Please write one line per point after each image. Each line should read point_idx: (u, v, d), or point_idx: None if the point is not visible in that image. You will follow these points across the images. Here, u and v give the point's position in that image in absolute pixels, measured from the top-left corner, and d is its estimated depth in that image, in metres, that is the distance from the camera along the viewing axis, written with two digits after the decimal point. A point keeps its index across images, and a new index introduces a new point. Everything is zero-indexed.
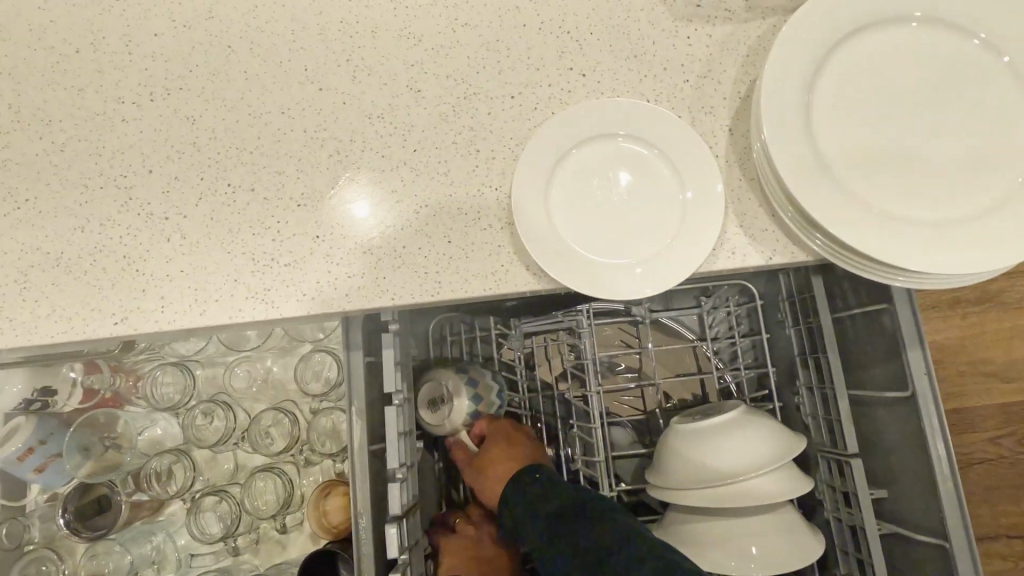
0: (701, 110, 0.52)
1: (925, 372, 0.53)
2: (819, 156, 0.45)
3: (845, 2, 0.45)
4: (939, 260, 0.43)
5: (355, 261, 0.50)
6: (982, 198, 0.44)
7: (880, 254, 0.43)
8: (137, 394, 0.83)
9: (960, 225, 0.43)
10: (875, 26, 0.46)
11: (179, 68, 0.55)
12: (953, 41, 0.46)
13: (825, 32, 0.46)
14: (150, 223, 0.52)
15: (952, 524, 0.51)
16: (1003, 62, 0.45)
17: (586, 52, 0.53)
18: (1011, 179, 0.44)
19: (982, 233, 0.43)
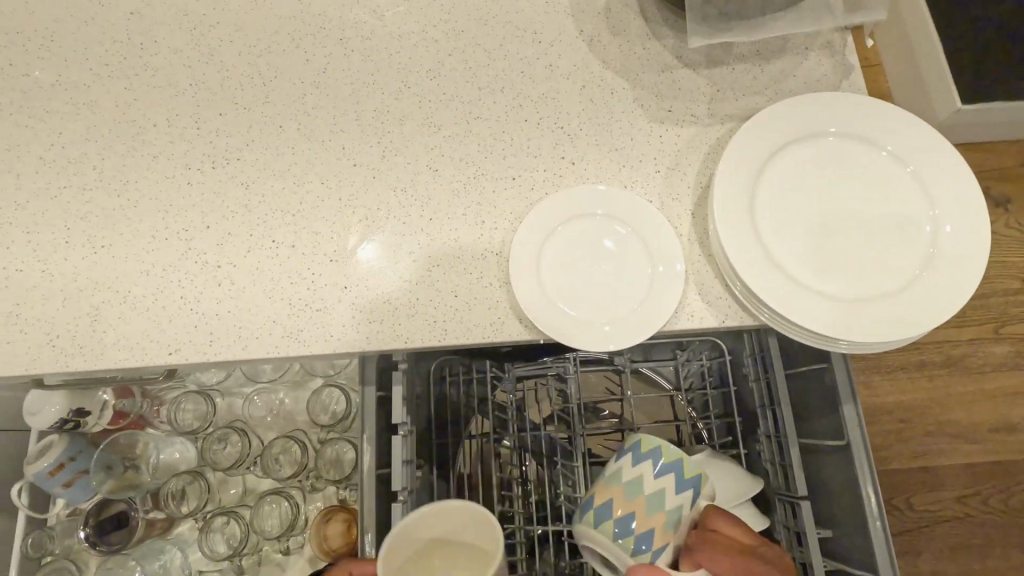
0: (669, 196, 0.63)
1: (857, 424, 0.62)
2: (762, 238, 0.56)
3: (780, 120, 0.58)
4: (860, 329, 0.52)
5: (377, 309, 0.60)
6: (892, 279, 0.54)
7: (811, 321, 0.53)
8: (160, 419, 0.92)
9: (874, 300, 0.53)
10: (806, 138, 0.58)
11: (238, 142, 0.66)
12: (869, 153, 0.57)
13: (766, 142, 0.58)
14: (205, 270, 0.61)
15: (881, 558, 0.59)
16: (906, 171, 0.57)
17: (576, 145, 0.65)
18: (918, 263, 0.54)
19: (891, 308, 0.53)
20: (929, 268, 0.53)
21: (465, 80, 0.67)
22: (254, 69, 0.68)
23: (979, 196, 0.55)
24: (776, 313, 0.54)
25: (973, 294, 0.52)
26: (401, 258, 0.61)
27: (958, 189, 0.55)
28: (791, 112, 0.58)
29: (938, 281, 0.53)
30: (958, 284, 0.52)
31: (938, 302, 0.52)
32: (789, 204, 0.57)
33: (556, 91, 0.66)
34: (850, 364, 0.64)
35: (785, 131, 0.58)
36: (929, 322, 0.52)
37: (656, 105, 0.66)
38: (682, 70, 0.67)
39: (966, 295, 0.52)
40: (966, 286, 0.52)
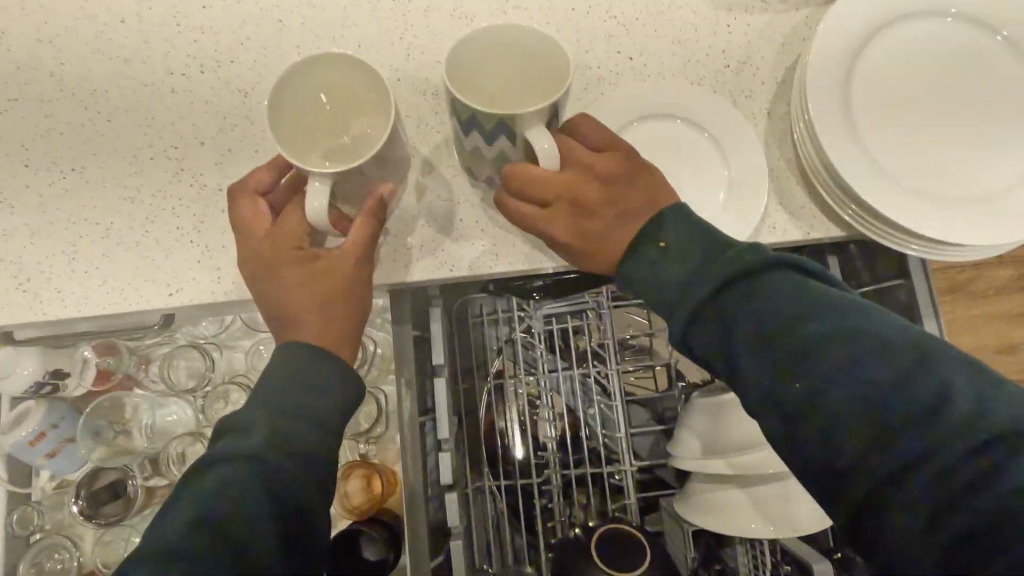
0: (741, 95, 0.55)
1: (937, 340, 0.59)
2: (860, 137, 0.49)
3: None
4: (967, 232, 0.46)
5: (417, 236, 0.52)
6: (1005, 179, 0.48)
7: (912, 224, 0.47)
8: (151, 378, 0.82)
9: (988, 203, 0.47)
10: (905, 19, 0.51)
11: (229, 39, 0.54)
12: (980, 39, 0.50)
13: (860, 24, 0.50)
14: (204, 194, 0.51)
15: None
16: (1020, 56, 0.50)
17: (633, 38, 0.55)
18: None
19: (1006, 210, 0.47)
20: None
21: None
22: None
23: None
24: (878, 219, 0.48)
25: None
26: (439, 175, 0.53)
27: None
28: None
29: None
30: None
31: None
32: (888, 98, 0.50)
33: None
34: (931, 279, 0.59)
35: (884, 15, 0.50)
36: None
37: None
38: None
39: None
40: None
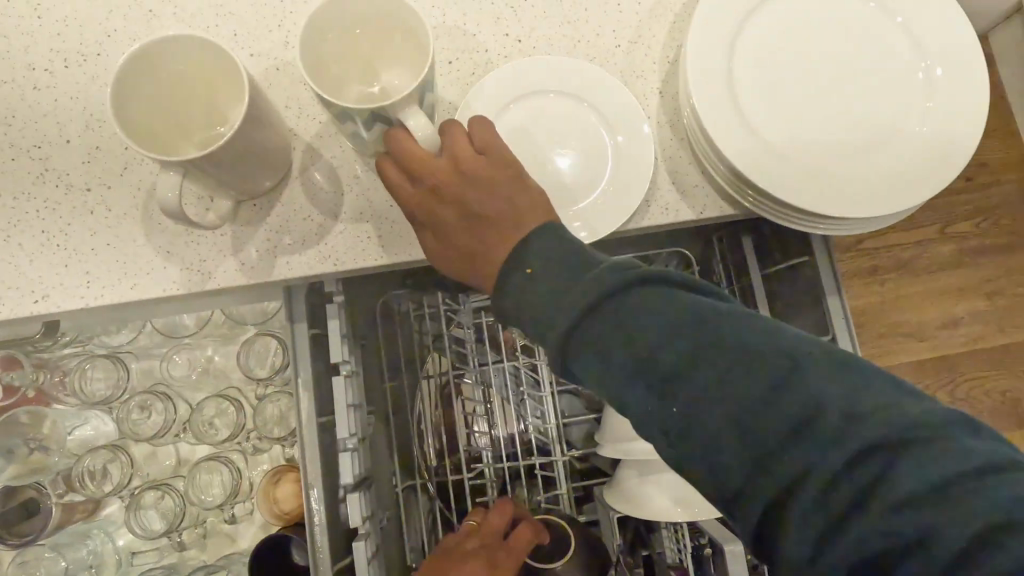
0: (633, 74, 0.54)
1: (841, 316, 0.58)
2: (745, 111, 0.48)
3: None
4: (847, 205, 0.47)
5: (299, 228, 0.49)
6: (890, 145, 0.48)
7: (794, 200, 0.47)
8: (64, 391, 0.77)
9: (872, 170, 0.47)
10: None
11: (96, 33, 0.51)
12: (856, 6, 0.50)
13: None
14: (71, 196, 0.49)
15: None
16: (897, 22, 0.50)
17: (522, 19, 0.54)
18: (910, 128, 0.48)
19: (890, 177, 0.47)
20: (928, 130, 0.48)
21: None
22: None
23: (978, 45, 0.49)
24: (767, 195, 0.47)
25: (965, 159, 0.47)
26: (323, 163, 0.50)
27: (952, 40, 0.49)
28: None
29: (927, 147, 0.48)
30: (959, 146, 0.47)
31: (926, 171, 0.47)
32: (772, 70, 0.49)
33: None
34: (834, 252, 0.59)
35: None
36: (917, 193, 0.47)
37: None
38: None
39: (957, 162, 0.47)
40: (965, 147, 0.47)
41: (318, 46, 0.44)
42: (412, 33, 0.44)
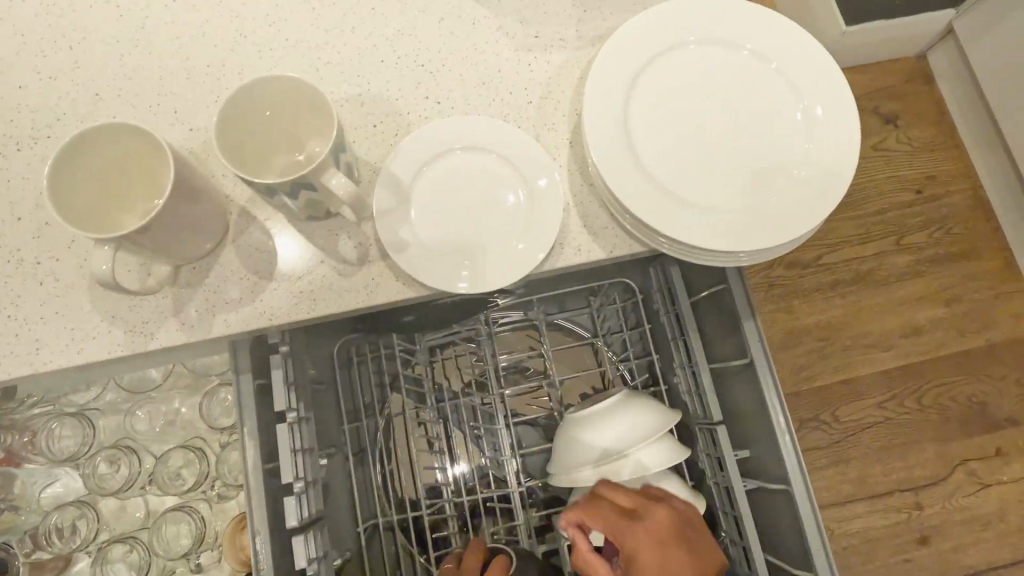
0: (545, 128, 0.58)
1: (758, 338, 0.62)
2: (641, 160, 0.53)
3: (634, 31, 0.54)
4: (747, 240, 0.51)
5: (236, 287, 0.53)
6: (775, 183, 0.52)
7: (698, 241, 0.51)
8: (33, 451, 0.80)
9: (759, 207, 0.51)
10: (665, 46, 0.54)
11: (46, 117, 0.56)
12: (733, 55, 0.55)
13: (625, 58, 0.54)
14: (22, 269, 0.52)
15: (791, 472, 0.60)
16: (772, 67, 0.54)
17: (441, 83, 0.59)
18: (794, 161, 0.53)
19: (778, 213, 0.51)
20: (808, 167, 0.52)
21: (309, 22, 0.60)
22: (55, 32, 0.58)
23: (847, 88, 0.54)
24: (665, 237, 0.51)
25: (847, 185, 0.52)
26: (257, 226, 0.54)
27: (821, 77, 0.54)
28: (652, 25, 0.54)
29: (813, 177, 0.52)
30: (836, 180, 0.52)
31: (815, 199, 0.52)
32: (664, 120, 0.53)
33: (413, 26, 0.60)
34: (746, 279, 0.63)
35: (649, 45, 0.54)
36: (810, 222, 0.51)
37: (522, 32, 0.60)
38: None
39: (841, 188, 0.52)
40: (842, 181, 0.52)
41: (236, 138, 0.48)
42: (316, 101, 0.49)
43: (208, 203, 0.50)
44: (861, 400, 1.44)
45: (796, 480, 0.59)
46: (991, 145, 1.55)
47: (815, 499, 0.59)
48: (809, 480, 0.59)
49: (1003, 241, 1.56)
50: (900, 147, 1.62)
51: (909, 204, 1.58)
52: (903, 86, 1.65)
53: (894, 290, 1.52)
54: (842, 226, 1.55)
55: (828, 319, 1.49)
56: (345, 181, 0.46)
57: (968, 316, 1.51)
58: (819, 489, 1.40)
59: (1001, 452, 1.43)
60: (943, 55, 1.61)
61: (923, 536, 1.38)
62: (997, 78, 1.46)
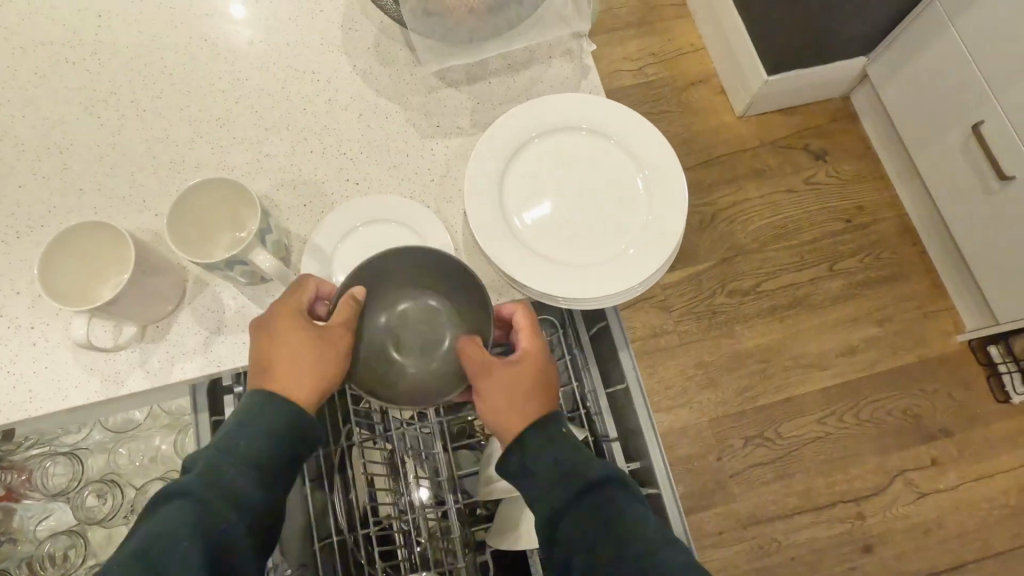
0: (444, 201, 0.72)
1: (632, 368, 0.77)
2: (514, 230, 0.66)
3: (496, 127, 0.67)
4: (608, 287, 0.64)
5: (191, 341, 0.66)
6: (621, 244, 0.66)
7: (569, 294, 0.63)
8: (30, 488, 0.91)
9: (611, 262, 0.65)
10: (524, 137, 0.68)
11: (40, 210, 0.70)
12: (580, 138, 0.68)
13: (493, 149, 0.67)
14: (19, 332, 0.65)
15: (660, 478, 0.75)
16: (612, 144, 0.68)
17: (359, 167, 0.73)
18: (636, 216, 0.66)
19: (630, 259, 0.65)
20: (648, 229, 0.66)
21: (254, 122, 0.74)
22: (48, 140, 0.73)
23: (678, 162, 0.67)
24: (534, 292, 0.65)
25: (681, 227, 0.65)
26: (208, 290, 0.67)
27: (649, 144, 0.68)
28: (522, 119, 0.68)
29: (654, 226, 0.65)
30: (671, 238, 0.65)
31: (658, 243, 0.65)
32: (533, 198, 0.67)
33: (337, 122, 0.75)
34: (621, 319, 0.78)
35: (520, 136, 0.68)
36: (655, 262, 0.64)
37: (426, 122, 0.75)
38: (445, 88, 0.77)
39: (677, 231, 0.65)
40: (674, 238, 0.65)
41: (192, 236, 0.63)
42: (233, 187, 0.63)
43: (165, 274, 0.63)
44: (801, 416, 1.55)
45: (663, 485, 0.74)
46: (911, 176, 1.69)
47: (680, 500, 0.74)
48: (674, 485, 0.74)
49: (930, 262, 1.68)
50: (829, 180, 1.76)
51: (840, 233, 1.71)
52: (829, 124, 1.80)
53: (828, 312, 1.64)
54: (778, 254, 1.68)
55: (768, 342, 1.60)
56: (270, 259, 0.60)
57: (899, 334, 1.62)
58: (765, 502, 1.49)
59: (937, 461, 1.53)
60: (863, 96, 1.77)
61: (866, 544, 1.47)
62: (906, 117, 1.61)
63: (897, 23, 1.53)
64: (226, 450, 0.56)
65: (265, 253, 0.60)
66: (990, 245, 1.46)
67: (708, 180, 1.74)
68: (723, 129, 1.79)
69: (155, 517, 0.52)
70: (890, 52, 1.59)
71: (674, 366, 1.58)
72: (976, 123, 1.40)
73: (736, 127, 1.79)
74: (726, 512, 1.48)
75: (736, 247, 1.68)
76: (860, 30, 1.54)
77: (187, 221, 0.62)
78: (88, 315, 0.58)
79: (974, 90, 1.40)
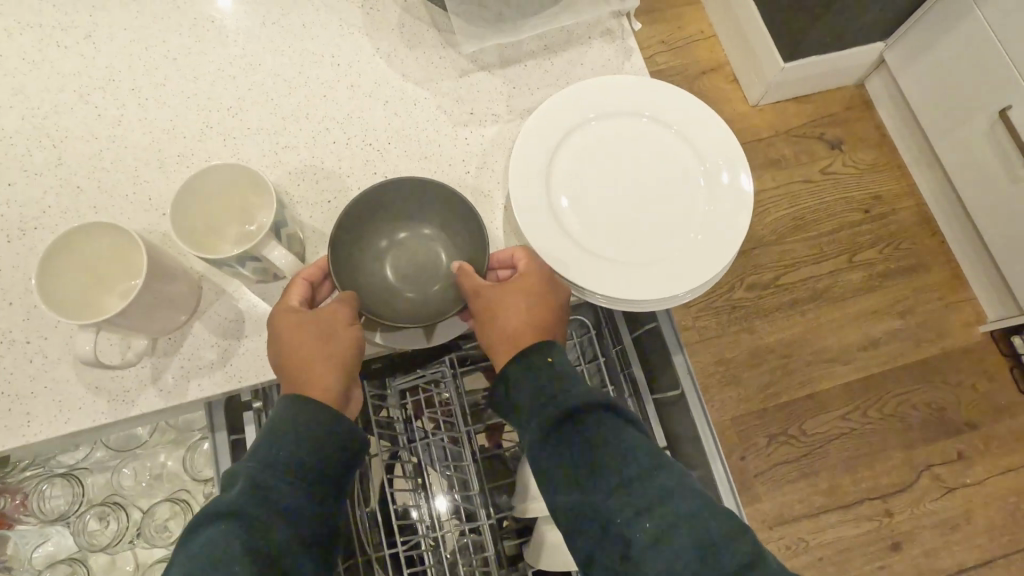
0: (482, 195, 0.66)
1: (687, 372, 0.72)
2: (565, 222, 0.60)
3: (543, 115, 0.61)
4: (675, 285, 0.58)
5: (208, 354, 0.59)
6: (682, 236, 0.60)
7: (632, 294, 0.57)
8: (25, 513, 0.84)
9: (676, 258, 0.59)
10: (574, 124, 0.62)
11: (34, 211, 0.63)
12: (635, 123, 0.63)
13: (540, 139, 0.61)
14: (13, 347, 0.58)
15: (722, 493, 0.69)
16: (669, 130, 0.63)
17: (387, 159, 0.66)
18: (700, 207, 0.61)
19: (697, 254, 0.59)
20: (712, 219, 0.60)
21: (269, 111, 0.67)
22: (39, 133, 0.65)
23: (741, 148, 0.62)
24: (588, 289, 0.58)
25: (750, 218, 0.60)
26: (226, 297, 0.60)
27: (710, 130, 0.62)
28: (571, 103, 0.62)
29: (721, 217, 0.60)
30: (736, 230, 0.59)
31: (726, 236, 0.59)
32: (585, 187, 0.61)
33: (361, 110, 0.68)
34: (675, 321, 0.73)
35: (569, 121, 0.62)
36: (724, 257, 0.59)
37: (458, 110, 0.69)
38: (478, 72, 0.70)
39: (746, 222, 0.59)
40: (740, 230, 0.59)
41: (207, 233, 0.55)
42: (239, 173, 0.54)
43: (178, 280, 0.57)
44: (825, 412, 1.51)
45: (725, 500, 0.69)
46: (930, 164, 1.65)
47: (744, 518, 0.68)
48: (738, 500, 0.68)
49: (950, 252, 1.65)
50: (846, 169, 1.71)
51: (858, 223, 1.67)
52: (846, 112, 1.76)
53: (850, 305, 1.60)
54: (796, 246, 1.64)
55: (789, 336, 1.56)
56: (283, 254, 0.53)
57: (921, 326, 1.59)
58: (791, 502, 1.45)
59: (963, 455, 1.49)
60: (879, 83, 1.73)
61: (894, 542, 1.43)
62: (927, 103, 1.57)
63: (918, 6, 1.49)
64: (269, 463, 0.49)
65: (280, 248, 0.53)
66: (1016, 233, 1.43)
67: None
68: (736, 118, 1.74)
69: (193, 543, 0.45)
70: (910, 37, 1.55)
71: (693, 363, 1.53)
72: (1003, 108, 1.36)
73: (751, 116, 1.74)
74: (751, 513, 1.44)
75: (753, 239, 1.63)
76: (880, 14, 1.49)
77: (199, 213, 0.54)
78: (95, 329, 0.51)
79: (1001, 74, 1.36)
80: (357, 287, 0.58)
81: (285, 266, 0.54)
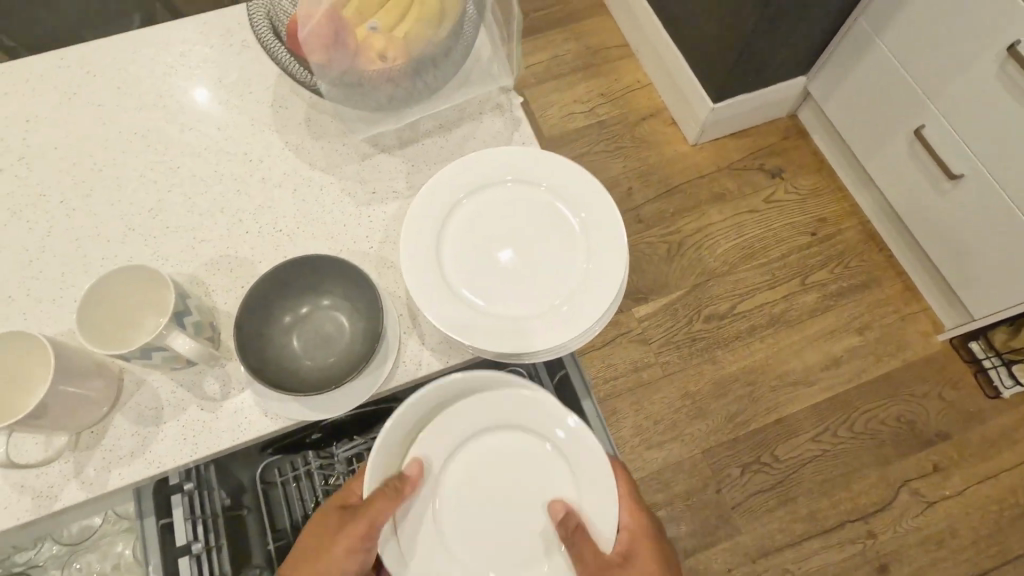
0: (386, 267, 0.71)
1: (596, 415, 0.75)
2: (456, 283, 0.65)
3: (427, 191, 0.67)
4: (559, 335, 0.62)
5: (128, 443, 0.62)
6: (558, 298, 0.64)
7: (519, 348, 0.62)
8: None
9: (561, 310, 0.63)
10: (456, 195, 0.68)
11: None
12: (514, 188, 0.68)
13: (426, 214, 0.67)
14: None
15: None
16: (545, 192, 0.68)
17: (296, 242, 0.72)
18: (580, 259, 0.65)
19: (580, 304, 0.63)
20: (587, 282, 0.64)
21: (187, 209, 0.73)
22: None
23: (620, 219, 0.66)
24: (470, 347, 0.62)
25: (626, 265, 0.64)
26: (145, 387, 0.64)
27: (583, 187, 0.68)
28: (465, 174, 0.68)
29: (599, 266, 0.64)
30: (609, 294, 0.63)
31: (606, 285, 0.63)
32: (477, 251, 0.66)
33: (272, 200, 0.74)
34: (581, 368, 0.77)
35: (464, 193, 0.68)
36: (604, 304, 0.63)
37: (362, 190, 0.75)
38: (379, 154, 0.77)
39: (622, 270, 0.64)
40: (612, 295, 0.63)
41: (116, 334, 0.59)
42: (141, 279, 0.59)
43: (95, 377, 0.60)
44: (795, 436, 1.52)
45: None
46: (866, 184, 1.72)
47: None
48: None
49: (899, 266, 1.69)
50: (789, 196, 1.78)
51: (806, 246, 1.72)
52: (782, 143, 1.84)
53: (807, 327, 1.63)
54: (748, 274, 1.68)
55: (751, 363, 1.59)
56: (187, 340, 0.58)
57: (881, 341, 1.61)
58: (772, 532, 1.44)
59: (939, 467, 1.49)
60: (810, 113, 1.81)
61: (881, 563, 1.41)
62: (851, 128, 1.65)
63: (828, 42, 1.59)
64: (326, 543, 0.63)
65: (184, 335, 0.57)
66: (951, 242, 1.48)
67: (671, 209, 1.76)
68: (679, 158, 1.82)
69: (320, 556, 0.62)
70: (827, 69, 1.64)
71: (659, 400, 1.55)
72: (918, 127, 1.44)
73: (692, 155, 1.82)
74: (733, 547, 1.43)
75: (706, 272, 1.68)
76: (795, 52, 1.59)
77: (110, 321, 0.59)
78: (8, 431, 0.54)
79: (910, 97, 1.44)
80: (265, 367, 0.62)
81: (187, 349, 0.57)
